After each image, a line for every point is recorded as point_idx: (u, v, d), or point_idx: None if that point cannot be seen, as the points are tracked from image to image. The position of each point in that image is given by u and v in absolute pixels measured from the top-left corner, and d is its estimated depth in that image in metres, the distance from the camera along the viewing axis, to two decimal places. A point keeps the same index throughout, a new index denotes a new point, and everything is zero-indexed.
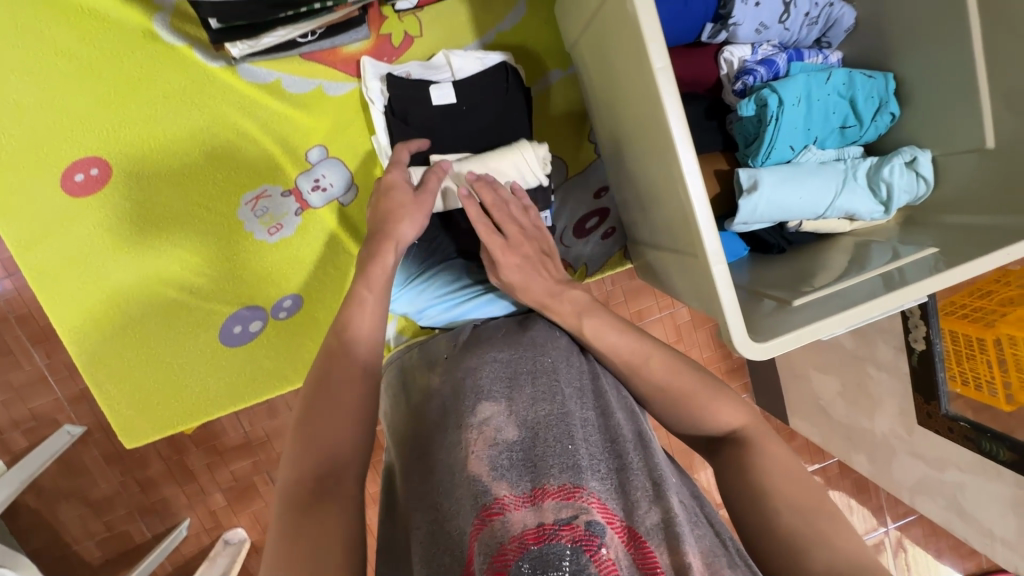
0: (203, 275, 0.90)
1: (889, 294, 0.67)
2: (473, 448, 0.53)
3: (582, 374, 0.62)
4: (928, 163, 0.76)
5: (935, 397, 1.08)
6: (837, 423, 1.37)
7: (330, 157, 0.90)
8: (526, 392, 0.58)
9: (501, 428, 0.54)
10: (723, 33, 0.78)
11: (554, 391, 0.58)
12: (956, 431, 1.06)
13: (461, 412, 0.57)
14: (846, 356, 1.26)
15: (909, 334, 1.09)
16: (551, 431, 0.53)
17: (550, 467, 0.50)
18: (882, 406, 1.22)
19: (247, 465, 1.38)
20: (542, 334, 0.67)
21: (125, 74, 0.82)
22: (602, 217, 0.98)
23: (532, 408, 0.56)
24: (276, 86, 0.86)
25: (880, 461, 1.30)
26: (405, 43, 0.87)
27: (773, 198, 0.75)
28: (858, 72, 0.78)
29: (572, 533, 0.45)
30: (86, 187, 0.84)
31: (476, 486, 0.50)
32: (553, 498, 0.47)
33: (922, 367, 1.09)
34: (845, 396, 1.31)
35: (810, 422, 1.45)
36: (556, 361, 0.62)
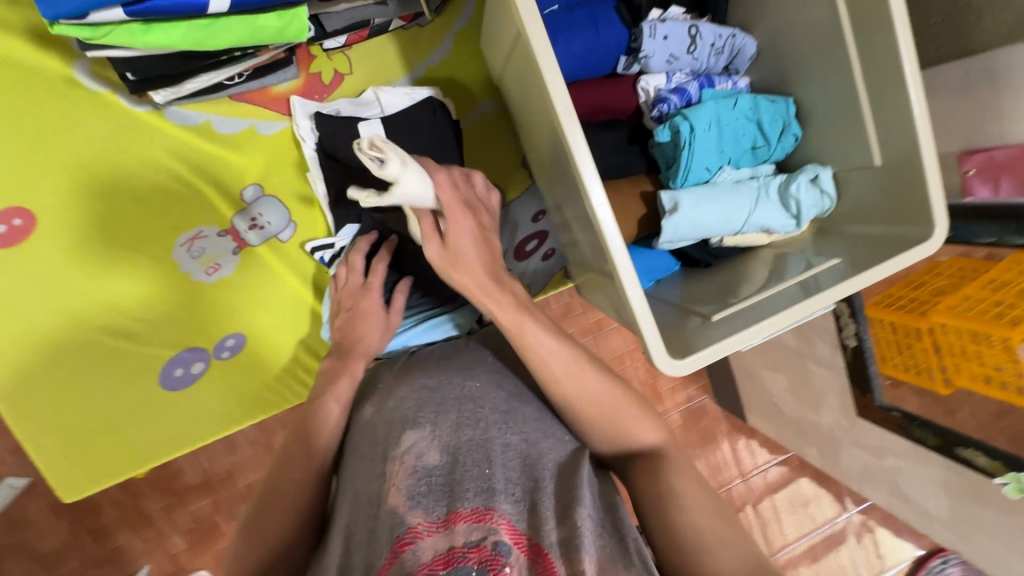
0: (140, 320, 0.89)
1: (800, 303, 0.73)
2: (393, 479, 0.53)
3: (509, 397, 0.63)
4: (829, 179, 0.83)
5: (868, 389, 1.13)
6: (789, 417, 1.43)
7: (266, 196, 0.91)
8: (451, 417, 0.58)
9: (422, 455, 0.54)
10: (636, 65, 0.83)
11: (478, 416, 0.58)
12: (890, 420, 1.11)
13: (387, 442, 0.57)
14: (790, 353, 1.33)
15: (842, 332, 1.15)
16: (471, 457, 0.54)
17: (465, 491, 0.50)
18: (826, 400, 1.28)
19: (207, 504, 1.34)
20: (471, 360, 0.68)
21: (47, 122, 0.80)
22: (541, 239, 1.01)
23: (454, 433, 0.56)
24: (206, 127, 0.86)
25: (829, 451, 1.36)
26: (335, 80, 0.89)
27: (693, 218, 0.80)
28: (763, 98, 0.84)
29: (478, 557, 0.46)
30: (10, 238, 0.82)
31: (391, 515, 0.50)
32: (464, 521, 0.48)
33: (855, 360, 1.15)
34: (793, 392, 1.37)
35: (765, 419, 1.51)
36: (483, 385, 0.63)
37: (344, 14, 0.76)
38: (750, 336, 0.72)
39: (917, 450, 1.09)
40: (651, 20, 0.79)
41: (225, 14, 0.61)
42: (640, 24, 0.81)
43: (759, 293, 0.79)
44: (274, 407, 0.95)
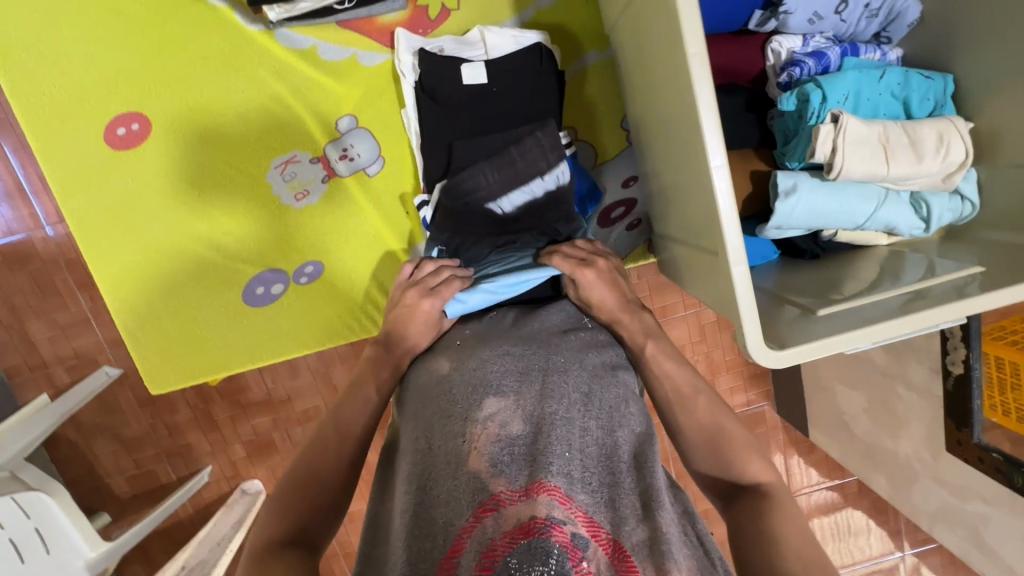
0: (231, 236, 0.93)
1: (922, 312, 0.64)
2: (475, 441, 0.53)
3: (591, 376, 0.63)
4: (971, 183, 0.73)
5: (967, 424, 1.02)
6: (860, 441, 1.32)
7: (359, 127, 0.90)
8: (534, 390, 0.59)
9: (505, 423, 0.55)
10: (773, 20, 0.74)
11: (562, 392, 0.59)
12: (986, 462, 1.01)
13: (468, 405, 0.58)
14: (875, 373, 1.20)
15: (947, 355, 1.02)
16: (555, 430, 0.54)
17: (549, 465, 0.50)
18: (909, 429, 1.17)
19: (266, 420, 1.43)
20: (557, 335, 0.69)
21: (171, 35, 0.84)
22: (629, 208, 0.96)
23: (536, 404, 0.57)
24: (312, 53, 0.86)
25: (901, 484, 1.26)
26: (441, 16, 0.86)
27: (810, 204, 0.72)
28: (915, 72, 0.73)
29: (562, 536, 0.45)
30: (128, 141, 0.87)
31: (473, 477, 0.51)
32: (547, 494, 0.48)
33: (957, 391, 1.03)
34: (869, 414, 1.26)
35: (831, 438, 1.41)
36: (567, 362, 0.63)
37: None
38: (867, 336, 0.64)
39: (1013, 500, 0.99)
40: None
41: None
42: None
43: (869, 292, 0.71)
44: (342, 337, 0.99)
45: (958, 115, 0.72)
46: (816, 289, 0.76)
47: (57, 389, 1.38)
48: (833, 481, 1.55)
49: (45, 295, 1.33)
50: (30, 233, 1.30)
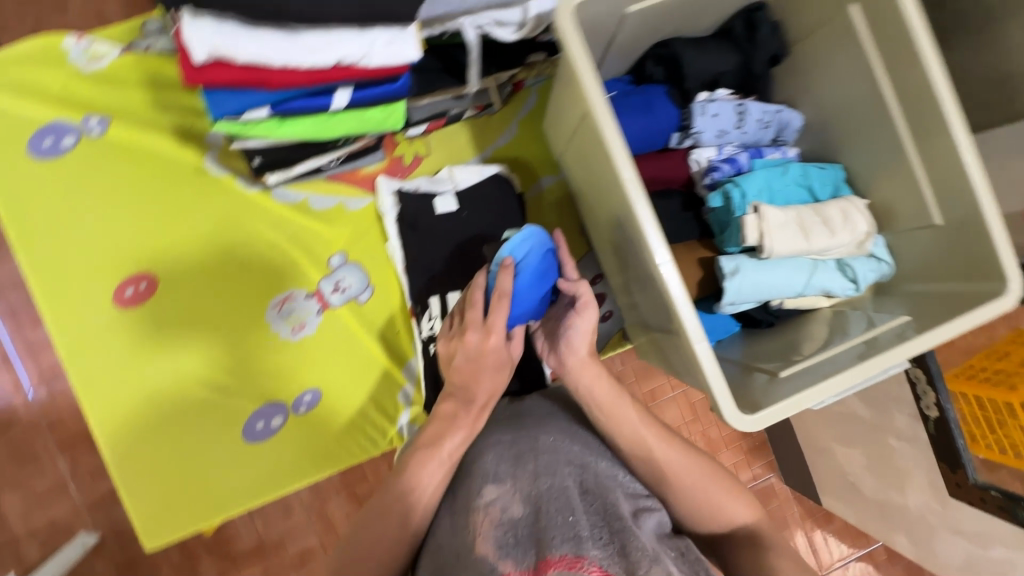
0: (230, 374, 0.97)
1: (871, 360, 0.72)
2: (479, 529, 0.57)
3: (581, 449, 0.68)
4: (882, 246, 0.85)
5: (960, 465, 1.05)
6: (870, 500, 1.33)
7: (350, 262, 1.00)
8: (529, 468, 0.63)
9: (506, 506, 0.59)
10: (688, 140, 0.89)
11: (554, 466, 0.62)
12: (990, 501, 1.01)
13: (471, 498, 0.62)
14: (866, 427, 1.27)
15: (921, 401, 1.09)
16: (553, 504, 0.57)
17: (553, 538, 0.53)
18: (911, 480, 1.19)
19: (258, 571, 1.35)
20: (546, 414, 0.74)
21: (176, 203, 0.95)
22: (599, 301, 1.06)
23: (532, 483, 0.60)
24: (304, 204, 0.99)
25: (921, 540, 1.24)
26: (415, 162, 1.01)
27: (753, 280, 0.83)
28: (811, 166, 0.88)
29: None
30: (134, 300, 0.94)
31: (481, 563, 0.53)
32: (555, 566, 0.50)
33: (939, 435, 1.07)
34: (872, 470, 1.30)
35: (844, 502, 1.42)
36: (556, 437, 0.68)
37: None
38: (832, 388, 0.71)
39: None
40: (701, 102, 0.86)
41: (343, 109, 0.65)
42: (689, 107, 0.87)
43: (824, 350, 0.79)
44: (343, 461, 0.99)
45: (854, 195, 0.86)
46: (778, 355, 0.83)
47: (26, 568, 1.30)
48: (860, 550, 1.55)
49: (23, 463, 1.30)
50: (13, 399, 1.29)
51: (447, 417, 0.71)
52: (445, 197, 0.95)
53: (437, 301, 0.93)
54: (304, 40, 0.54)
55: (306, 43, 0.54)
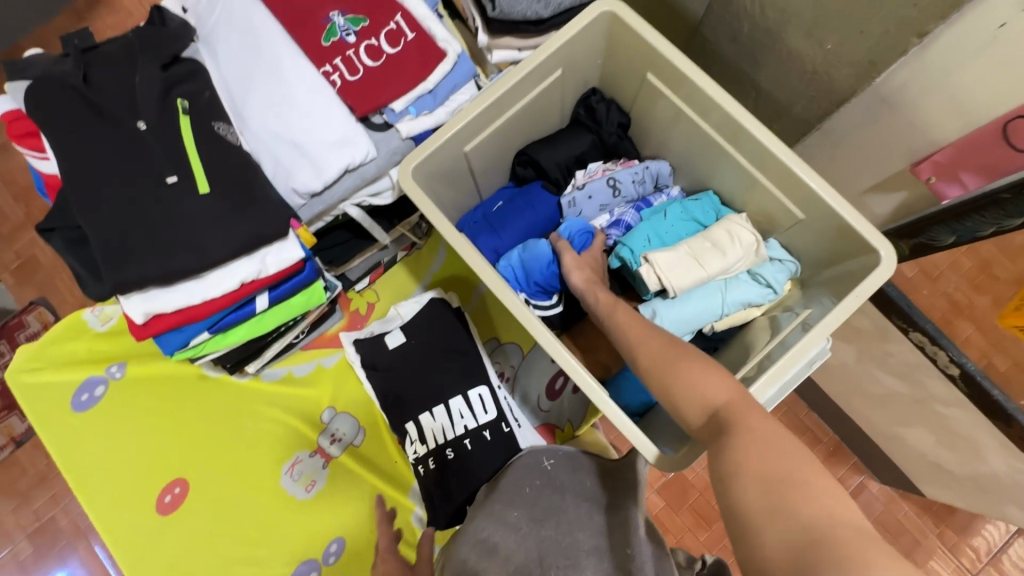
0: (264, 546, 1.07)
1: (786, 357, 0.75)
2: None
3: (548, 508, 0.83)
4: (776, 246, 0.90)
5: (1012, 418, 0.95)
6: (961, 477, 1.20)
7: (339, 412, 1.13)
8: (501, 551, 0.79)
9: None
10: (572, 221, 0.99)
11: (519, 539, 0.80)
12: None
13: None
14: (910, 402, 1.18)
15: (939, 362, 1.02)
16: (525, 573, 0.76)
17: None
18: (980, 445, 1.08)
19: None
20: (516, 480, 0.88)
21: (188, 411, 1.12)
22: (566, 375, 1.11)
23: (513, 556, 0.78)
24: (289, 376, 1.14)
25: None
26: (369, 309, 1.16)
27: (672, 319, 0.88)
28: (688, 200, 0.96)
29: None
30: (173, 505, 1.08)
31: None
32: None
33: (975, 390, 0.98)
34: (943, 445, 1.18)
35: (942, 485, 1.28)
36: (520, 512, 0.83)
37: (325, 197, 0.80)
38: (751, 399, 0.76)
39: None
40: (569, 194, 0.97)
41: (267, 308, 0.81)
42: (564, 194, 0.99)
43: (754, 360, 0.84)
44: None
45: (734, 213, 0.92)
46: None
47: None
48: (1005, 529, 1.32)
49: None
50: None
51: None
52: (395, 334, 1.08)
53: (414, 426, 1.03)
54: (211, 278, 0.71)
55: (213, 280, 0.71)
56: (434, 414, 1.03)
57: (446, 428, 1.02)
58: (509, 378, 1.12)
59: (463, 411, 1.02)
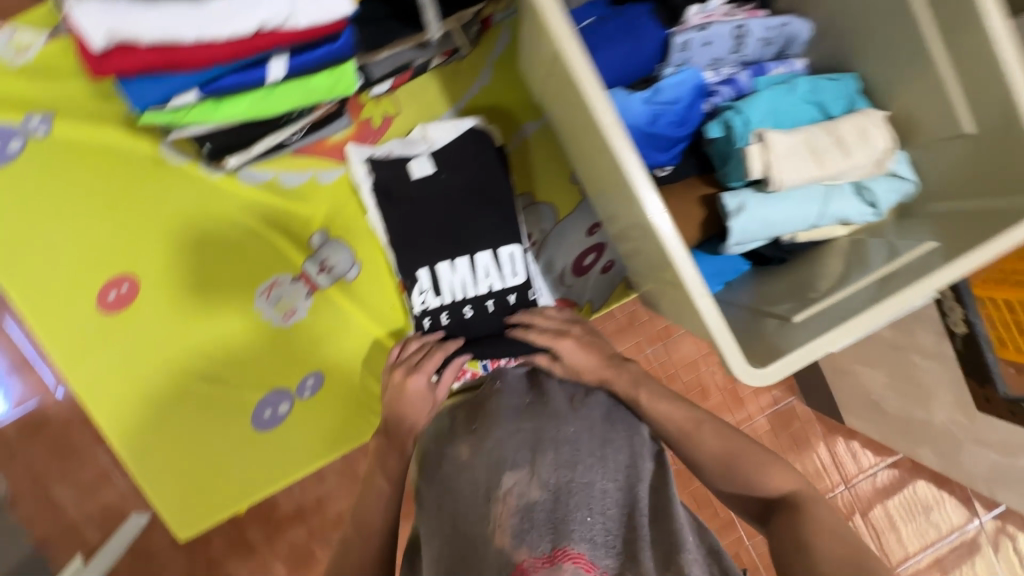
0: (232, 366, 0.96)
1: (892, 298, 0.66)
2: (498, 517, 0.60)
3: (603, 442, 0.66)
4: (903, 162, 0.77)
5: (987, 380, 0.98)
6: (893, 416, 1.29)
7: (333, 238, 0.96)
8: (549, 457, 0.63)
9: (525, 494, 0.61)
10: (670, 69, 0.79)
11: (575, 459, 0.63)
12: (1019, 414, 0.96)
13: (488, 482, 0.63)
14: (887, 346, 1.20)
15: (948, 317, 1.01)
16: (572, 501, 0.60)
17: (571, 532, 0.57)
18: (936, 397, 1.14)
19: (303, 532, 1.40)
20: (560, 397, 0.72)
21: (144, 198, 0.90)
22: (599, 252, 1.00)
23: (553, 473, 0.62)
24: (274, 183, 0.92)
25: (947, 452, 1.22)
26: (384, 123, 0.94)
27: (760, 216, 0.76)
28: (822, 78, 0.78)
29: (571, 558, 0.56)
30: (120, 303, 0.92)
31: (499, 552, 0.58)
32: (572, 561, 0.56)
33: (967, 350, 1.00)
34: (894, 387, 1.24)
35: (867, 420, 1.38)
36: (578, 429, 0.67)
37: None
38: (846, 332, 0.66)
39: None
40: (686, 33, 0.75)
41: (280, 82, 0.60)
42: (677, 29, 0.77)
43: (846, 285, 0.73)
44: (353, 441, 1.00)
45: (871, 108, 0.77)
46: (791, 295, 0.78)
47: (90, 548, 1.34)
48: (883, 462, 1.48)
49: (65, 458, 1.32)
50: (43, 399, 1.31)
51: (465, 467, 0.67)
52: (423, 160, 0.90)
53: (427, 274, 0.89)
54: (213, 8, 0.50)
55: (215, 12, 0.50)
56: (453, 266, 0.89)
57: (463, 285, 0.90)
58: (536, 243, 0.99)
59: (488, 268, 0.90)
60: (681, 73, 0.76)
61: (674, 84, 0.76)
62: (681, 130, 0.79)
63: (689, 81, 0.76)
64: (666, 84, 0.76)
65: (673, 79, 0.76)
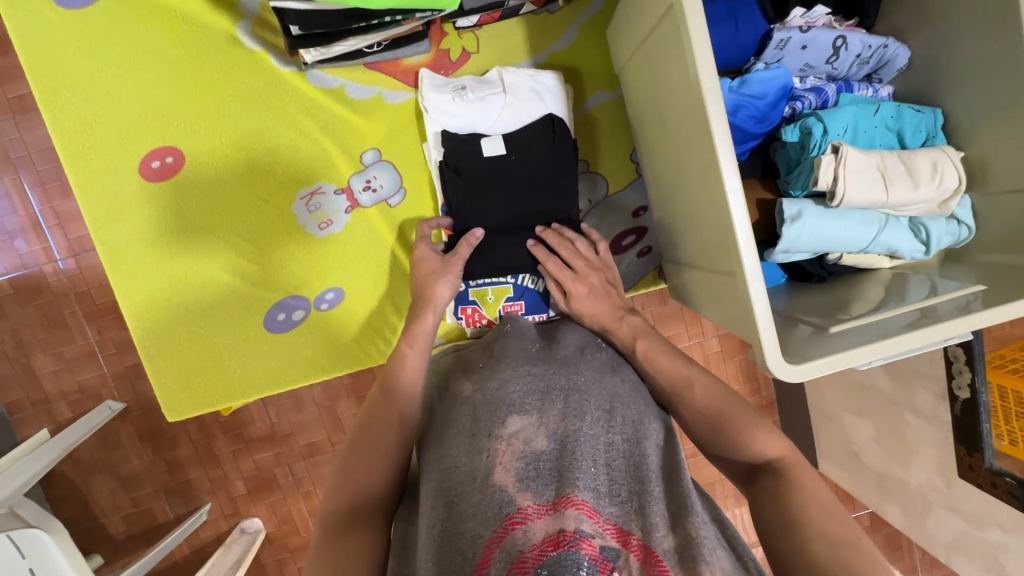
0: (254, 263, 0.95)
1: (930, 327, 0.66)
2: (501, 457, 0.58)
3: (611, 395, 0.68)
4: (965, 208, 0.77)
5: (978, 448, 1.01)
6: (871, 470, 1.29)
7: (382, 160, 0.95)
8: (556, 407, 0.64)
9: (530, 439, 0.60)
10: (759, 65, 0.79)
11: (583, 409, 0.64)
12: (1001, 487, 0.98)
13: (493, 423, 0.63)
14: (882, 400, 1.20)
15: (953, 380, 1.02)
16: (578, 448, 0.59)
17: (577, 479, 0.55)
18: (920, 456, 1.14)
19: (270, 456, 1.39)
20: (573, 353, 0.75)
21: (207, 75, 0.89)
22: (639, 235, 1.00)
23: (560, 423, 0.62)
24: (339, 92, 0.92)
25: (914, 514, 1.22)
26: (462, 58, 0.94)
27: (817, 228, 0.75)
28: (907, 107, 0.78)
29: (576, 504, 0.52)
30: (162, 174, 0.91)
31: (501, 491, 0.55)
32: (576, 509, 0.52)
33: (965, 416, 1.02)
34: (879, 442, 1.24)
35: (841, 468, 1.38)
36: (588, 382, 0.69)
37: None
38: (878, 349, 0.66)
39: None
40: (787, 31, 0.76)
41: None
42: (777, 28, 0.78)
43: (883, 310, 0.73)
44: (359, 363, 1.00)
45: (949, 146, 0.77)
46: (823, 310, 0.78)
47: (58, 424, 1.34)
48: (846, 514, 1.51)
49: (54, 328, 1.31)
50: (43, 266, 1.29)
51: (474, 402, 0.68)
52: (500, 112, 0.90)
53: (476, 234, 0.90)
54: None
55: None
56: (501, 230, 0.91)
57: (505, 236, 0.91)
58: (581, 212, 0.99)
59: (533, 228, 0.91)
60: (773, 67, 0.76)
61: (768, 77, 0.75)
62: (758, 127, 0.79)
63: (779, 80, 0.76)
64: (757, 77, 0.76)
65: (767, 72, 0.76)
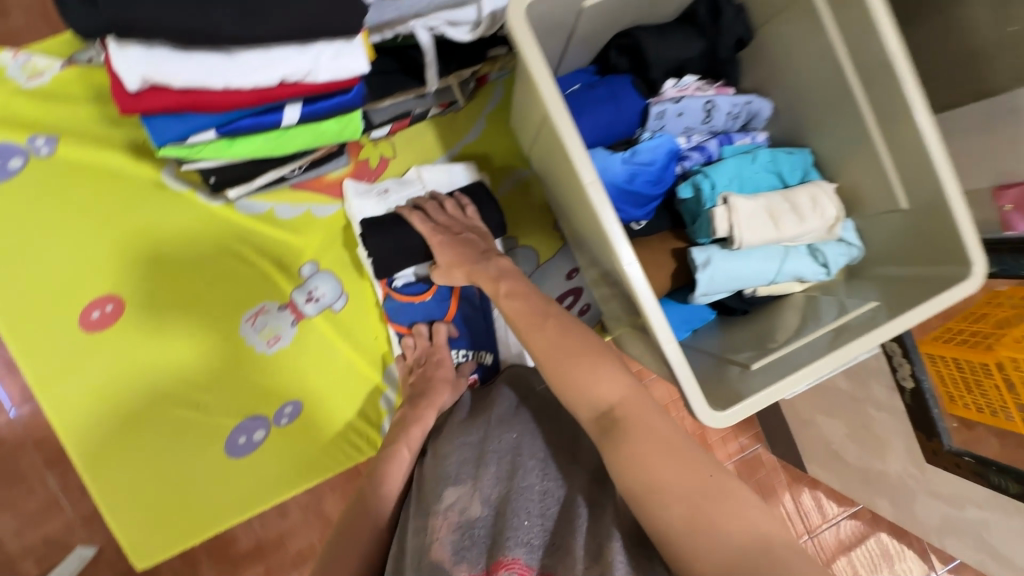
0: (207, 391, 0.96)
1: (842, 349, 0.72)
2: (437, 532, 0.60)
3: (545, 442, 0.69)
4: (851, 230, 0.85)
5: (935, 433, 1.03)
6: (853, 467, 1.32)
7: (322, 270, 1.00)
8: (490, 469, 0.65)
9: (465, 508, 0.62)
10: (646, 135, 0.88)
11: (515, 465, 0.64)
12: (965, 466, 1.00)
13: (431, 499, 0.65)
14: (846, 398, 1.25)
15: (898, 372, 1.08)
16: (510, 505, 0.60)
17: (507, 541, 0.56)
18: (891, 447, 1.17)
19: (259, 571, 1.34)
20: (507, 409, 0.76)
21: (138, 221, 0.93)
22: (577, 295, 1.06)
23: (494, 485, 0.63)
24: (270, 215, 0.97)
25: (902, 503, 1.24)
26: (382, 164, 1.00)
27: (726, 272, 0.82)
28: (780, 150, 0.87)
29: (505, 566, 0.54)
30: (103, 323, 0.92)
31: (438, 568, 0.56)
32: (506, 570, 0.54)
33: (916, 404, 1.06)
34: (854, 438, 1.27)
35: (827, 469, 1.41)
36: (521, 436, 0.69)
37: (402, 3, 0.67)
38: (799, 379, 0.71)
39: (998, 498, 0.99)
40: (661, 105, 0.84)
41: (293, 125, 0.68)
42: (653, 101, 0.87)
43: (801, 336, 0.79)
44: (329, 470, 1.00)
45: (823, 179, 0.86)
46: (751, 345, 0.83)
47: None
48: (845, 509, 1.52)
49: (11, 483, 1.26)
50: None
51: (420, 484, 0.71)
52: None
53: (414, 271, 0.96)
54: (243, 59, 0.57)
55: (248, 63, 0.57)
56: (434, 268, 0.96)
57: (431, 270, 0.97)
58: None
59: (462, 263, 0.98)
60: (658, 137, 0.84)
61: (654, 146, 0.84)
62: (656, 189, 0.86)
63: (664, 147, 0.84)
64: (645, 147, 0.84)
65: (652, 142, 0.84)
